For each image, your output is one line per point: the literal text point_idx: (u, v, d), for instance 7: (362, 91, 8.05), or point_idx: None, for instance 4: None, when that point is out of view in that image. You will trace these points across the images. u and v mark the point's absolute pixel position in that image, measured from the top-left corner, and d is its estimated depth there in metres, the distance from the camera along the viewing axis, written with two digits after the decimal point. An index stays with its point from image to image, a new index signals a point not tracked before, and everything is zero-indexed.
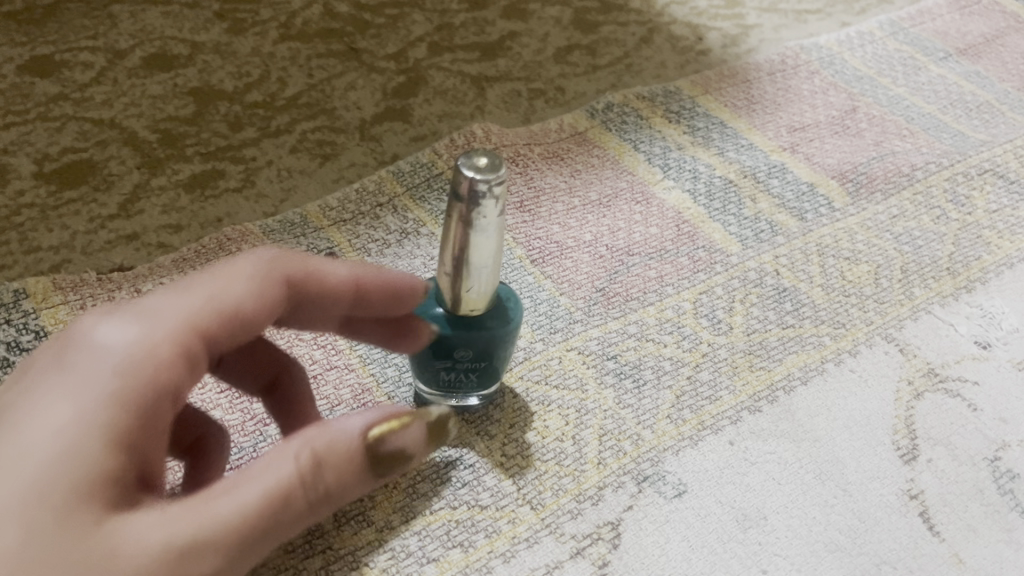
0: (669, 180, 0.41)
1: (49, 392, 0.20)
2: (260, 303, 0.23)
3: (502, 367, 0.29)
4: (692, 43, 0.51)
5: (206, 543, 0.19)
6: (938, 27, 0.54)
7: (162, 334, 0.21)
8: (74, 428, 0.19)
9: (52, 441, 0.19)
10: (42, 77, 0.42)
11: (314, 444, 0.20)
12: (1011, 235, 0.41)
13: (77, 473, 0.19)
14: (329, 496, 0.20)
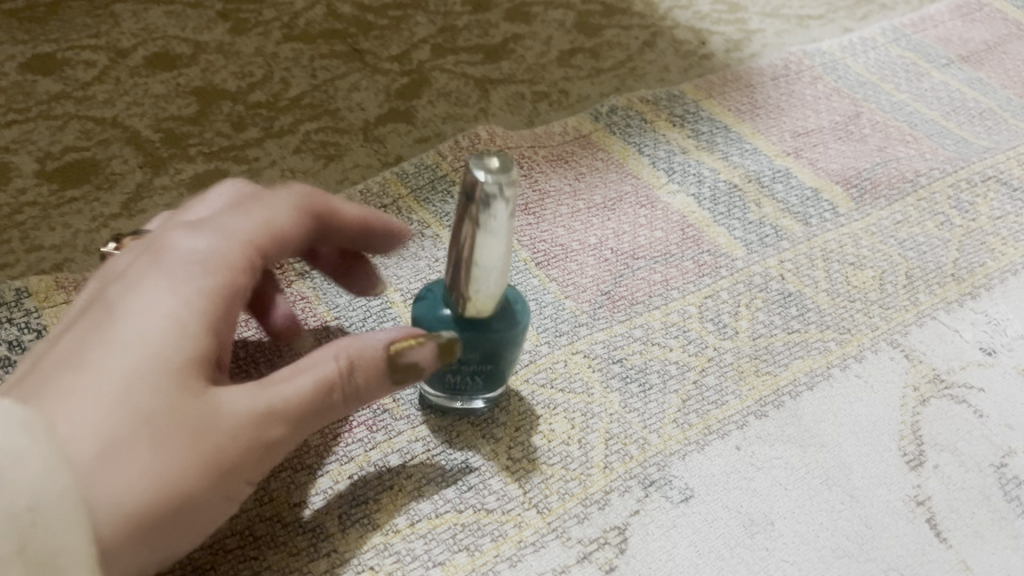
0: (674, 184, 0.41)
1: (149, 285, 0.22)
2: (298, 232, 0.26)
3: (509, 369, 0.29)
4: (695, 48, 0.51)
5: (273, 419, 0.22)
6: (940, 34, 0.54)
7: (236, 244, 0.24)
8: (174, 315, 0.22)
9: (157, 324, 0.22)
10: (43, 75, 0.42)
11: (358, 343, 0.24)
12: (1015, 242, 0.41)
13: (177, 354, 0.21)
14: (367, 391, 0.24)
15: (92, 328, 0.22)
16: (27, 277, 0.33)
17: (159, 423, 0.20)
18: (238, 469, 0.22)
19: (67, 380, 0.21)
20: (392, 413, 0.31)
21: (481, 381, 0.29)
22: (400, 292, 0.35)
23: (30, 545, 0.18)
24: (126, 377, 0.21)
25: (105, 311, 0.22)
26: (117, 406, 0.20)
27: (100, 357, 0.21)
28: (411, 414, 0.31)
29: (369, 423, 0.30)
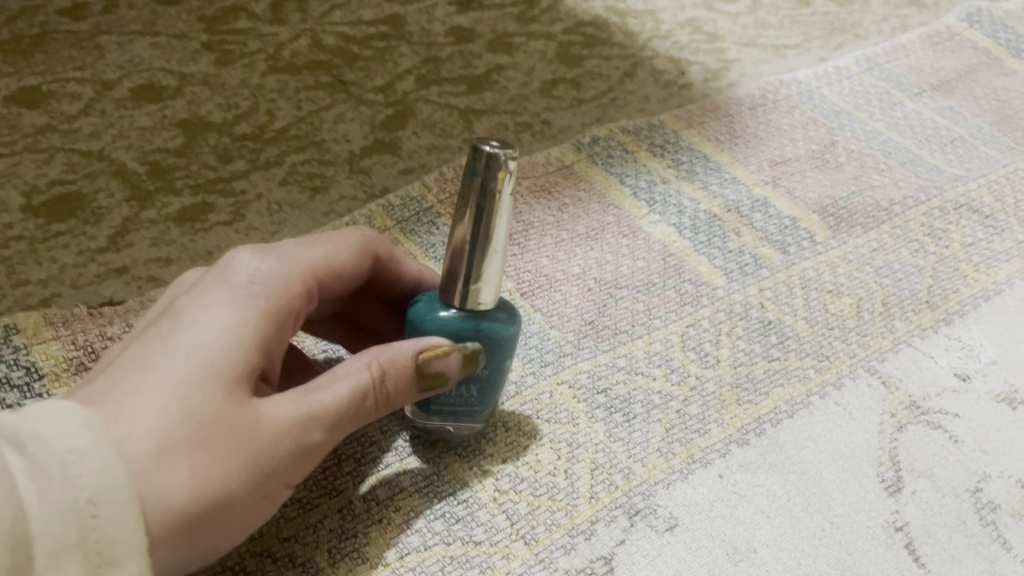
0: (655, 214, 0.42)
1: (214, 299, 0.24)
2: (356, 265, 0.29)
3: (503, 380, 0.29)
4: (674, 77, 0.52)
5: (310, 424, 0.24)
6: (912, 63, 0.56)
7: (294, 270, 0.26)
8: (232, 328, 0.23)
9: (216, 334, 0.23)
10: (29, 108, 0.42)
11: (395, 351, 0.25)
12: (986, 269, 0.42)
13: (234, 363, 0.23)
14: (398, 395, 0.26)
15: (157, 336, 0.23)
16: (14, 313, 0.33)
17: (212, 430, 0.22)
18: (277, 468, 0.23)
19: (129, 382, 0.22)
20: (380, 445, 0.31)
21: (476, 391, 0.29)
22: None
23: (91, 539, 0.19)
24: (184, 381, 0.22)
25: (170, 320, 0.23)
26: (177, 408, 0.21)
27: (162, 361, 0.22)
28: (399, 446, 0.31)
29: (357, 456, 0.31)
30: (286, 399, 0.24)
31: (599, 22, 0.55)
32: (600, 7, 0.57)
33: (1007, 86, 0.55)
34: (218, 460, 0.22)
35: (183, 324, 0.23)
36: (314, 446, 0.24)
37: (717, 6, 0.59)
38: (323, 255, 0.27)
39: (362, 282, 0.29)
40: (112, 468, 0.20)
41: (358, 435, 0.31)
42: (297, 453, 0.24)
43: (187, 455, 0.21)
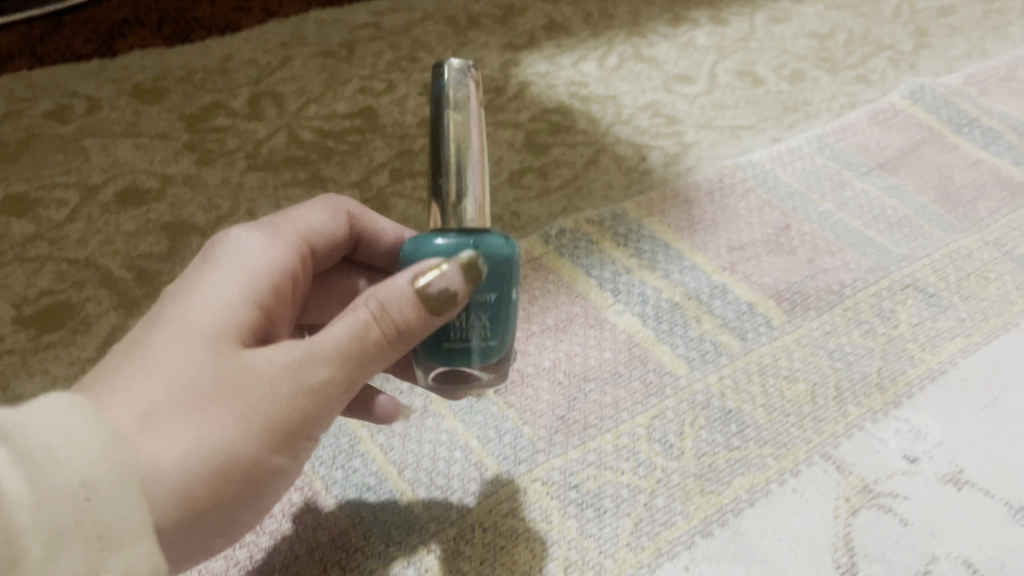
0: (620, 305, 0.44)
1: (207, 280, 0.27)
2: (336, 230, 0.34)
3: (509, 314, 0.29)
4: (636, 163, 0.55)
5: (306, 378, 0.25)
6: (860, 141, 0.59)
7: (281, 249, 0.30)
8: (225, 304, 0.27)
9: (206, 309, 0.26)
10: (17, 216, 0.44)
11: (396, 280, 0.26)
12: (932, 348, 0.45)
13: (219, 332, 0.26)
14: (415, 329, 0.26)
15: (160, 318, 0.26)
16: None
17: (204, 387, 0.25)
18: (285, 420, 0.25)
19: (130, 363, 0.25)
20: (364, 552, 0.33)
21: (484, 324, 0.28)
22: (367, 427, 0.38)
23: (87, 520, 0.21)
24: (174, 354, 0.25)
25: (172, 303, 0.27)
26: (167, 377, 0.25)
27: (160, 338, 0.25)
28: (381, 551, 0.33)
29: (341, 563, 0.33)
30: (276, 356, 0.25)
31: (563, 109, 0.58)
32: (564, 94, 0.60)
33: (951, 160, 0.58)
34: (213, 418, 0.24)
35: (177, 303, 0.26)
36: (320, 399, 0.26)
37: (675, 88, 0.62)
38: (299, 223, 0.33)
39: (344, 242, 0.35)
40: (99, 454, 0.21)
41: (342, 542, 0.33)
42: (299, 410, 0.25)
43: (173, 421, 0.24)
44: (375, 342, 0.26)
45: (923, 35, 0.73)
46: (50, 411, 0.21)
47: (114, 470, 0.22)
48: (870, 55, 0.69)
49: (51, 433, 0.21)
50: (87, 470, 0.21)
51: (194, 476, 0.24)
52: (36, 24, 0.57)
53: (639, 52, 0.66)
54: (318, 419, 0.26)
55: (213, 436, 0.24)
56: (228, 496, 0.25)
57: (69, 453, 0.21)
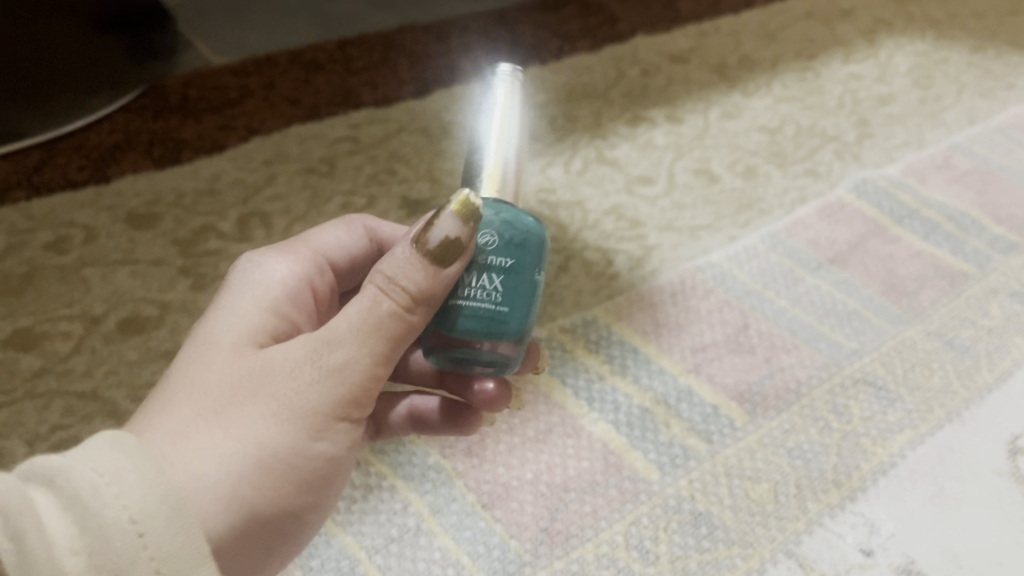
0: (594, 412, 0.48)
1: (222, 319, 0.32)
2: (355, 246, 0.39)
3: (527, 287, 0.31)
4: (603, 267, 0.59)
5: (325, 363, 0.29)
6: (810, 236, 0.63)
7: (289, 271, 0.35)
8: (238, 334, 0.31)
9: (221, 344, 0.31)
10: (25, 351, 0.47)
11: (400, 245, 0.29)
12: (883, 441, 0.49)
13: (235, 359, 0.30)
14: (428, 289, 0.29)
15: (188, 355, 0.31)
16: None
17: (233, 403, 0.29)
18: (314, 408, 0.29)
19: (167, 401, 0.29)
20: None
21: (500, 286, 0.30)
22: (365, 547, 0.40)
23: (143, 549, 0.24)
24: (199, 387, 0.29)
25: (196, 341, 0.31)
26: (201, 401, 0.29)
27: (187, 376, 0.30)
28: None
29: None
30: (299, 350, 0.29)
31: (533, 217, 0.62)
32: (534, 200, 0.64)
33: (895, 252, 0.63)
34: (248, 424, 0.28)
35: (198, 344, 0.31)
36: (346, 378, 0.29)
37: (637, 190, 0.67)
38: (318, 241, 0.38)
39: (366, 253, 0.39)
40: (140, 487, 0.25)
41: None
42: (327, 391, 0.29)
43: (212, 430, 0.28)
44: (389, 317, 0.29)
45: (865, 125, 0.79)
46: (93, 452, 0.25)
47: (153, 502, 0.25)
48: (817, 147, 0.74)
49: (94, 474, 0.24)
50: (129, 501, 0.24)
51: (242, 474, 0.28)
52: (32, 152, 0.61)
53: (601, 155, 0.70)
54: (352, 398, 0.30)
55: (251, 436, 0.28)
56: (286, 483, 0.29)
57: (110, 494, 0.24)
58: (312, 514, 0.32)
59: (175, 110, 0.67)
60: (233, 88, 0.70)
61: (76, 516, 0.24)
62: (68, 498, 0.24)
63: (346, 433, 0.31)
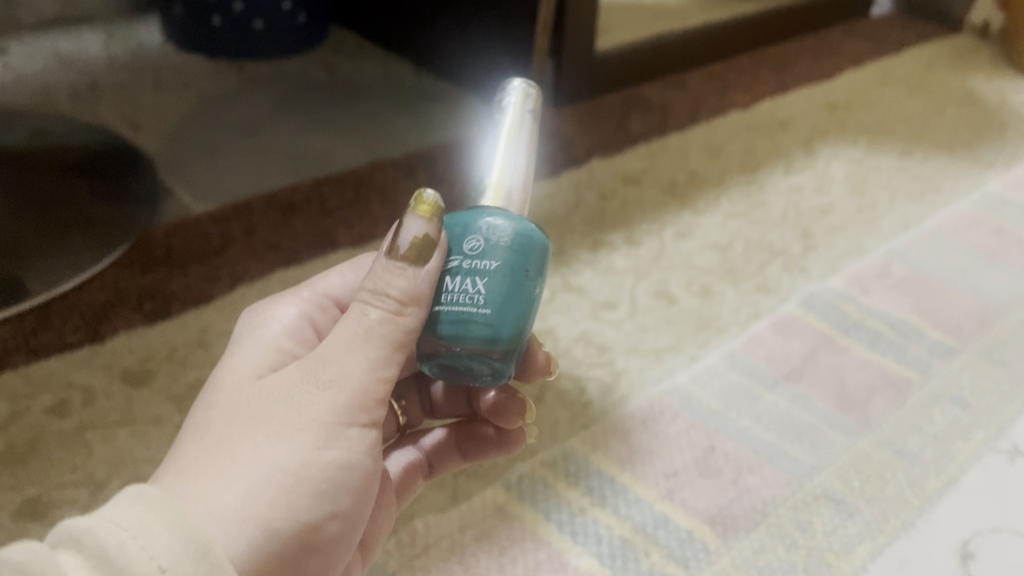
0: (578, 545, 0.51)
1: (222, 374, 0.39)
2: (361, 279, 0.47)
3: (506, 287, 0.38)
4: (576, 396, 0.63)
5: (323, 376, 0.36)
6: (766, 353, 0.68)
7: (276, 326, 0.42)
8: (238, 381, 0.38)
9: (224, 391, 0.37)
10: (35, 521, 0.49)
11: (380, 259, 0.38)
12: (846, 554, 0.52)
13: (240, 396, 0.37)
14: (411, 292, 0.37)
15: (198, 408, 0.37)
16: None
17: (249, 428, 0.35)
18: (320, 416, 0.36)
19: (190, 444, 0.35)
20: None
21: (482, 288, 0.38)
22: None
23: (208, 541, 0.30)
24: (214, 424, 0.36)
25: (203, 397, 0.38)
26: (220, 433, 0.35)
27: (201, 421, 0.36)
28: None
29: None
30: (298, 373, 0.37)
31: None
32: None
33: (844, 363, 0.68)
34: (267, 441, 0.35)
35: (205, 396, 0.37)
36: (341, 388, 0.36)
37: (603, 315, 0.72)
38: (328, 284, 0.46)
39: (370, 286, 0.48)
40: (161, 540, 0.30)
41: None
42: (328, 400, 0.36)
43: (238, 450, 0.35)
44: (381, 323, 0.37)
45: (809, 236, 0.85)
46: (114, 514, 0.30)
47: (175, 549, 0.30)
48: (766, 262, 0.80)
49: (119, 534, 0.29)
50: (155, 553, 0.29)
51: (261, 494, 0.34)
52: (28, 314, 0.64)
53: (567, 282, 0.75)
54: (349, 404, 0.36)
55: (260, 457, 0.35)
56: (301, 496, 0.35)
57: (135, 549, 0.29)
58: (337, 524, 0.37)
59: (162, 261, 0.71)
60: (215, 236, 0.75)
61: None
62: (96, 558, 0.29)
63: (353, 443, 0.37)
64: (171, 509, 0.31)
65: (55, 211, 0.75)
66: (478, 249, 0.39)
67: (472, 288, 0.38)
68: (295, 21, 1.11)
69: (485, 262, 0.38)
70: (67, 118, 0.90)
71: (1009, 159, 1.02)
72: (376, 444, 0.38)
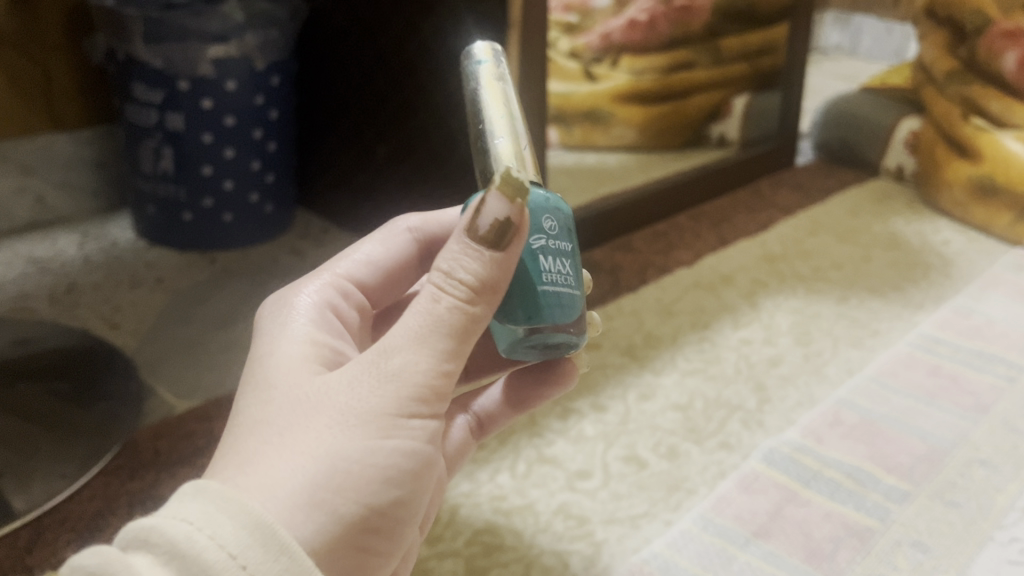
0: None
1: (277, 375, 0.47)
2: (401, 250, 0.62)
3: (576, 265, 0.54)
4: (560, 571, 0.66)
5: (385, 371, 0.44)
6: (734, 511, 0.72)
7: (305, 331, 0.52)
8: (294, 382, 0.46)
9: (284, 391, 0.46)
10: None
11: (457, 237, 0.46)
12: None
13: (300, 394, 0.45)
14: (479, 285, 0.45)
15: (259, 404, 0.46)
16: None
17: (309, 423, 0.44)
18: (377, 409, 0.44)
19: (252, 439, 0.44)
20: None
21: (569, 271, 0.53)
22: None
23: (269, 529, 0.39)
24: (272, 424, 0.44)
25: (262, 394, 0.46)
26: (281, 428, 0.44)
27: (264, 419, 0.45)
28: None
29: None
30: (362, 369, 0.45)
31: (492, 527, 0.70)
32: (488, 511, 0.72)
33: (809, 515, 0.72)
34: (324, 434, 0.43)
35: (265, 397, 0.46)
36: (399, 382, 0.44)
37: (578, 485, 0.75)
38: (360, 256, 0.60)
39: (407, 250, 0.63)
40: (227, 528, 0.38)
41: None
42: (388, 395, 0.44)
43: (300, 442, 0.43)
44: (446, 314, 0.44)
45: (762, 389, 0.90)
46: (189, 508, 0.39)
47: (243, 536, 0.38)
48: (725, 418, 0.85)
49: (190, 527, 0.38)
50: (224, 542, 0.38)
51: (321, 480, 0.43)
52: (21, 531, 0.67)
53: (541, 453, 0.79)
54: (404, 396, 0.45)
55: (325, 448, 0.43)
56: (361, 479, 0.44)
57: (205, 538, 0.38)
58: (394, 499, 0.46)
59: (148, 466, 0.74)
60: (200, 435, 0.78)
61: (178, 562, 0.37)
62: (167, 550, 0.37)
63: (411, 431, 0.46)
64: (239, 498, 0.40)
65: (40, 419, 0.79)
66: (558, 233, 0.53)
67: (564, 271, 0.52)
68: (262, 211, 1.18)
69: (564, 245, 0.53)
70: (46, 325, 0.94)
71: (935, 299, 1.10)
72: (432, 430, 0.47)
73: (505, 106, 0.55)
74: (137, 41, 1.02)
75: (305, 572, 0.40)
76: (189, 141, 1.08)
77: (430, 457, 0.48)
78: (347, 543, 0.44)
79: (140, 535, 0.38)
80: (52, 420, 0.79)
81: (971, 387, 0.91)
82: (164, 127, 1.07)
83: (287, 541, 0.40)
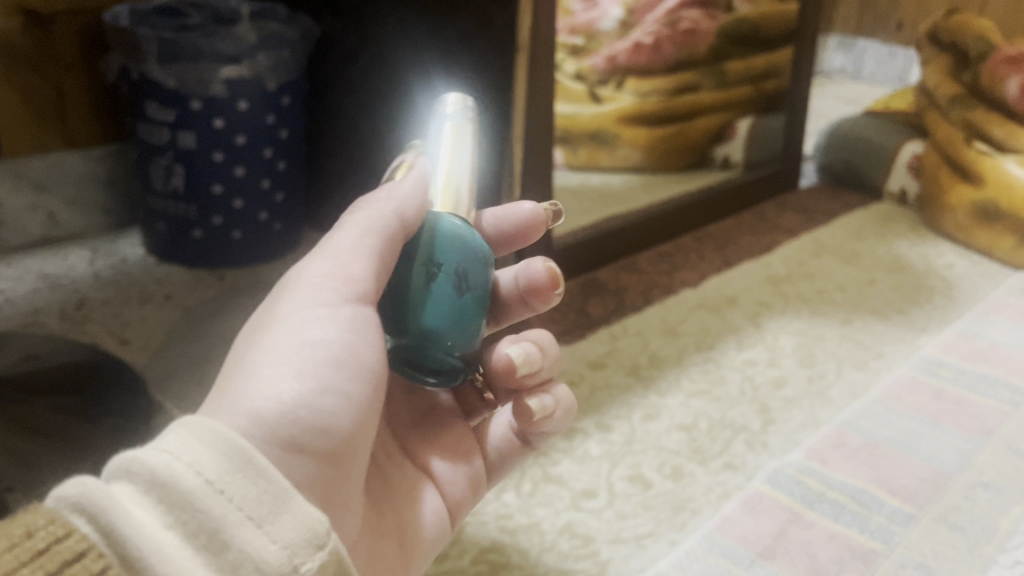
0: None
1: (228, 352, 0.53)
2: None
3: None
4: None
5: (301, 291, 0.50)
6: (739, 533, 0.72)
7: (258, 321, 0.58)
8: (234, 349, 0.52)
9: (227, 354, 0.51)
10: None
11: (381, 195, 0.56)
12: None
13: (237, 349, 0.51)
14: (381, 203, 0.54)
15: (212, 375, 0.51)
16: None
17: (241, 358, 0.48)
18: (291, 318, 0.49)
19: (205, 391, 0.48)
20: None
21: None
22: None
23: (241, 449, 0.40)
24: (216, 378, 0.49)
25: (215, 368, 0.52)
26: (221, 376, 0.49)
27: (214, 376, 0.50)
28: None
29: None
30: (282, 304, 0.50)
31: (497, 545, 0.71)
32: (494, 529, 0.73)
33: (813, 537, 0.72)
34: (251, 357, 0.48)
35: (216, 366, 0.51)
36: (307, 292, 0.50)
37: (584, 505, 0.75)
38: None
39: None
40: (204, 456, 0.39)
41: None
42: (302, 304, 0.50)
43: (230, 374, 0.47)
44: (356, 225, 0.53)
45: (766, 410, 0.91)
46: (169, 439, 0.39)
47: (221, 462, 0.39)
48: (729, 439, 0.85)
49: (170, 456, 0.38)
50: (202, 469, 0.38)
51: (248, 384, 0.45)
52: None
53: (547, 471, 0.80)
54: (310, 298, 0.50)
55: (249, 363, 0.47)
56: (288, 374, 0.46)
57: (184, 466, 0.38)
58: (332, 397, 0.47)
59: None
60: None
61: (161, 491, 0.38)
62: (150, 477, 0.38)
63: (328, 323, 0.49)
64: (213, 423, 0.40)
65: (46, 433, 0.79)
66: None
67: None
68: (272, 230, 1.19)
69: None
70: (57, 341, 0.94)
71: (939, 322, 1.10)
72: (358, 331, 0.50)
73: (455, 145, 0.59)
74: (151, 61, 1.04)
75: (281, 492, 0.40)
76: (200, 159, 1.09)
77: (359, 362, 0.49)
78: (291, 443, 0.44)
79: (121, 466, 0.38)
80: (60, 435, 0.79)
81: (975, 411, 0.91)
82: (176, 146, 1.09)
83: (262, 466, 0.40)
